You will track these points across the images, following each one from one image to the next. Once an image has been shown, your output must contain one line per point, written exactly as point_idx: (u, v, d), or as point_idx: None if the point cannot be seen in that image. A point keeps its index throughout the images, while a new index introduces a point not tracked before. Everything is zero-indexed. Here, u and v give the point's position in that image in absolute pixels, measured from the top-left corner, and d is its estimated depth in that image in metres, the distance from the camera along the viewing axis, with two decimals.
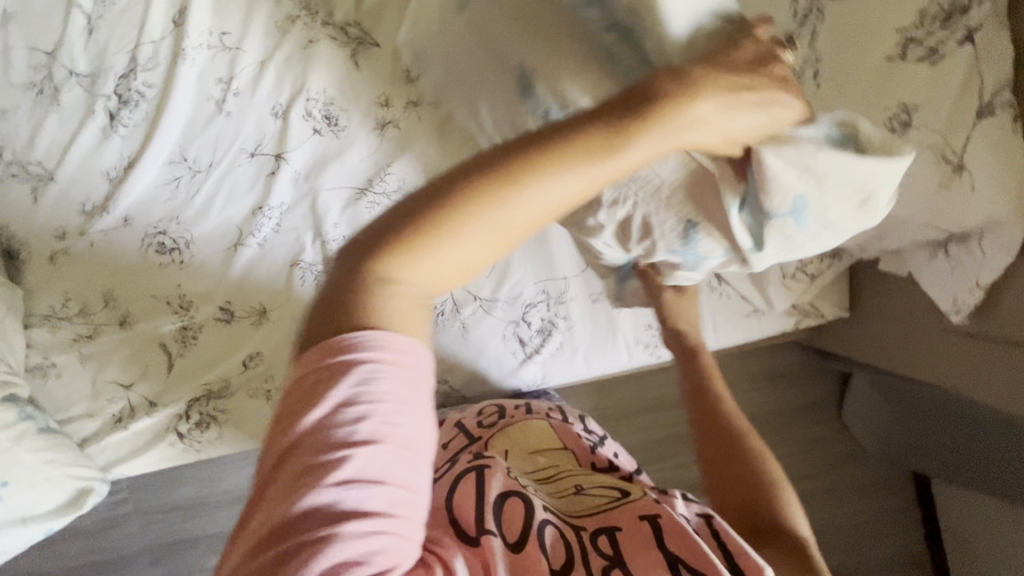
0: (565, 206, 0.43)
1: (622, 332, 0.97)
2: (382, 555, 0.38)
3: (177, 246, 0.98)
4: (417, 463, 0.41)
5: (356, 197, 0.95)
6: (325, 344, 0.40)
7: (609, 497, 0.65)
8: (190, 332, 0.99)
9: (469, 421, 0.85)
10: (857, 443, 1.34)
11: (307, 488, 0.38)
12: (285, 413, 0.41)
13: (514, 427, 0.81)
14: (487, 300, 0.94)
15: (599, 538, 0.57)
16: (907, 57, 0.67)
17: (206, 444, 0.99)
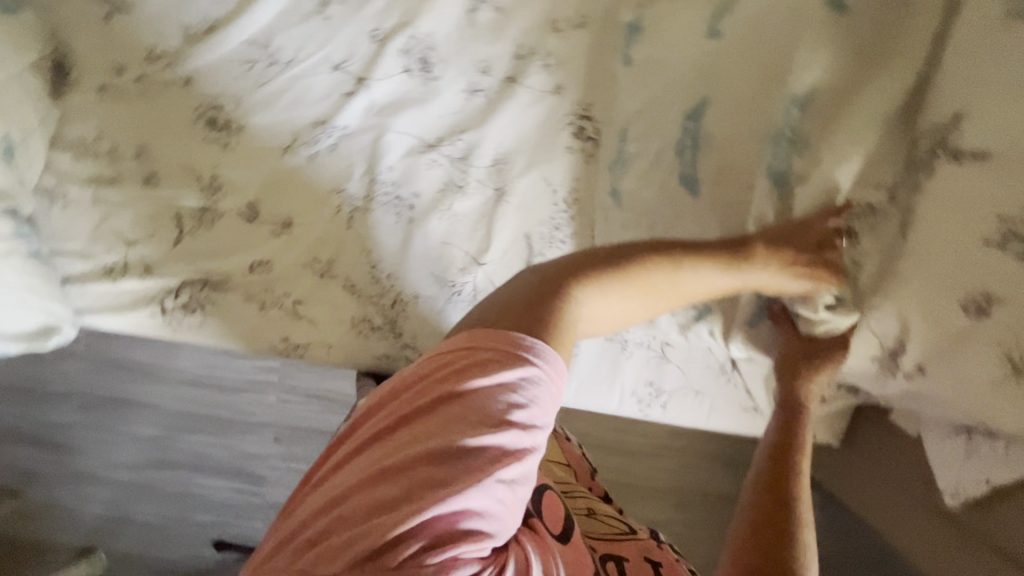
0: (692, 293, 0.68)
1: (622, 377, 0.93)
2: (491, 525, 0.47)
3: (228, 129, 0.94)
4: (527, 468, 0.51)
5: (420, 151, 0.92)
6: (505, 336, 0.54)
7: (617, 528, 0.65)
8: (209, 215, 0.96)
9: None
10: None
11: (460, 434, 0.49)
12: (450, 375, 0.52)
13: None
14: None
15: (607, 564, 0.57)
16: (1004, 248, 0.58)
17: (183, 328, 0.97)
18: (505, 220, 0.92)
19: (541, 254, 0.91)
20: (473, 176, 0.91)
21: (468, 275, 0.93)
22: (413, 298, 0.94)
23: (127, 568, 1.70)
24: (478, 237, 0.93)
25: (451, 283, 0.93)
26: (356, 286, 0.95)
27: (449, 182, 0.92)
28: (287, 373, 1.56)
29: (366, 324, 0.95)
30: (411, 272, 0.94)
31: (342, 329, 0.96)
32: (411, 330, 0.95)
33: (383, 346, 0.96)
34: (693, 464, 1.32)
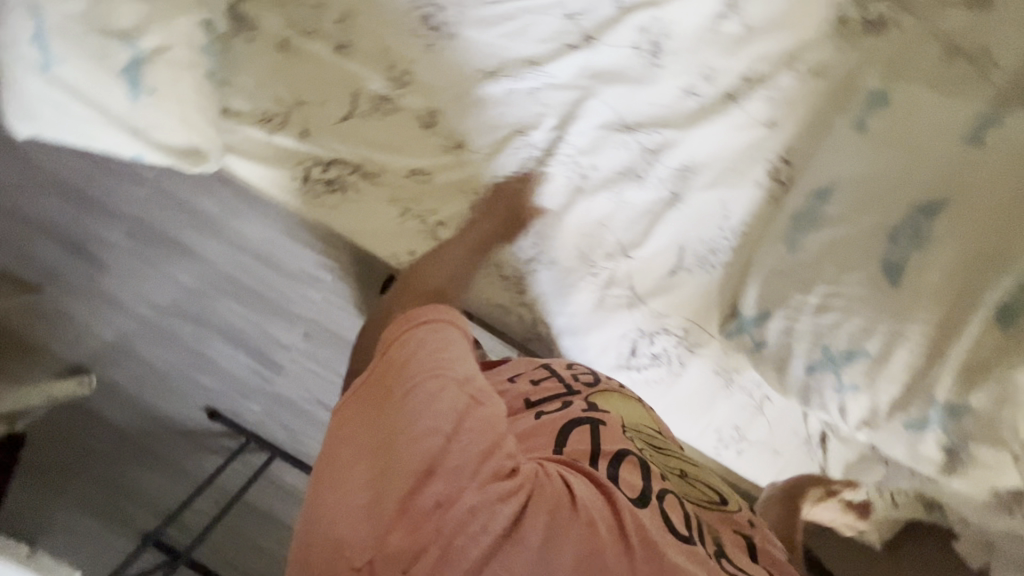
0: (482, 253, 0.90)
1: (712, 413, 0.95)
2: (479, 447, 0.55)
3: (438, 31, 0.92)
4: (485, 396, 0.62)
5: (615, 129, 0.91)
6: (402, 330, 0.68)
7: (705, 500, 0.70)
8: (385, 106, 0.93)
9: (561, 369, 0.85)
10: None
11: (417, 394, 0.59)
12: (386, 368, 0.64)
13: (614, 393, 0.84)
14: (637, 298, 0.94)
15: (704, 527, 0.62)
16: None
17: (319, 207, 0.94)
18: (668, 225, 0.92)
19: (686, 269, 0.93)
20: (656, 172, 0.91)
21: (610, 262, 0.93)
22: (550, 263, 0.94)
23: (112, 401, 1.67)
24: (635, 230, 0.93)
25: (592, 263, 0.93)
26: (502, 231, 0.93)
27: (630, 169, 0.92)
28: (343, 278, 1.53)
29: (497, 270, 0.94)
30: (557, 238, 0.93)
31: (471, 266, 0.94)
32: (536, 292, 0.94)
33: (503, 298, 0.95)
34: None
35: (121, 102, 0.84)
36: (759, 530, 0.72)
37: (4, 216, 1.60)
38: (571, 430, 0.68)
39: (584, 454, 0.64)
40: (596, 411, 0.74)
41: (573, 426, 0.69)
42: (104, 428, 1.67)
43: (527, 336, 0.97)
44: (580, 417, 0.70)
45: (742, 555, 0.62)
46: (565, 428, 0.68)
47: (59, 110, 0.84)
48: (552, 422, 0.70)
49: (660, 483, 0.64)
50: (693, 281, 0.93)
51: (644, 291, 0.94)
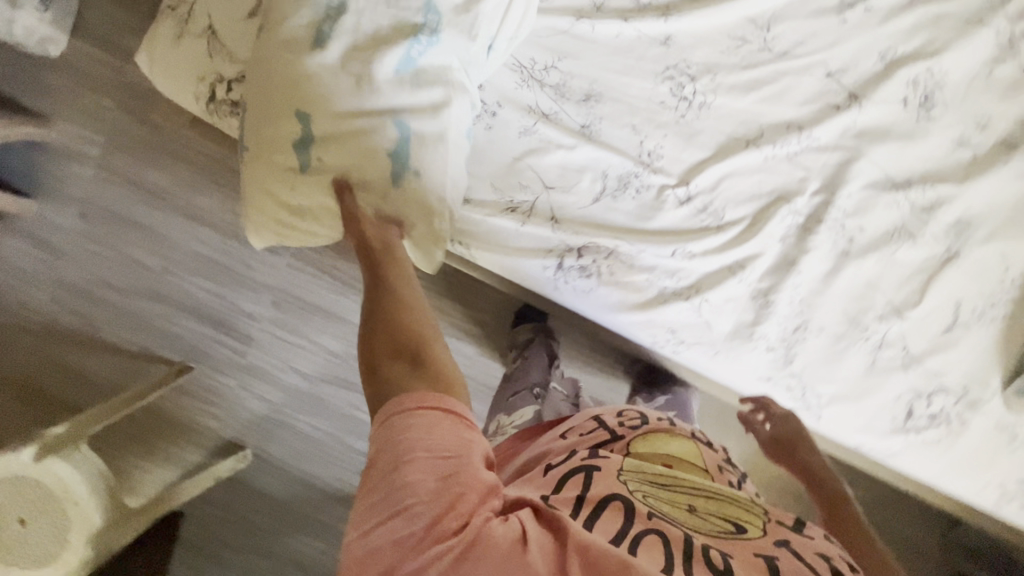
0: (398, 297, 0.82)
1: (994, 470, 0.92)
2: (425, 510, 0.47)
3: (691, 101, 0.88)
4: (445, 446, 0.50)
5: (883, 188, 0.88)
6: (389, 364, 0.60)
7: (723, 525, 0.55)
8: (636, 181, 0.89)
9: (608, 418, 0.76)
10: None
11: (377, 456, 0.51)
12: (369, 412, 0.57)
13: (648, 434, 0.71)
14: (912, 358, 0.91)
15: (708, 550, 0.49)
16: None
17: (571, 290, 0.91)
18: (946, 283, 0.89)
19: (964, 325, 0.90)
20: (929, 229, 0.88)
21: (883, 325, 0.90)
22: (816, 330, 0.91)
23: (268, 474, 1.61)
24: (909, 290, 0.90)
25: (863, 326, 0.90)
26: (769, 302, 0.90)
27: (904, 227, 0.88)
28: (501, 335, 1.47)
29: (762, 341, 0.91)
30: (825, 304, 0.90)
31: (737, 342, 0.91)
32: (803, 361, 0.91)
33: (768, 369, 0.92)
34: (895, 522, 1.38)
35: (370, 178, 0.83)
36: (809, 543, 0.55)
37: (145, 297, 1.50)
38: (562, 479, 0.57)
39: (568, 501, 0.53)
40: (599, 456, 0.62)
41: (567, 472, 0.58)
42: (261, 500, 1.62)
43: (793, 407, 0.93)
44: (574, 463, 0.60)
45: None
46: (555, 480, 0.58)
47: (308, 212, 0.79)
48: (552, 471, 0.60)
49: (649, 518, 0.51)
50: (972, 336, 0.90)
51: (917, 351, 0.91)
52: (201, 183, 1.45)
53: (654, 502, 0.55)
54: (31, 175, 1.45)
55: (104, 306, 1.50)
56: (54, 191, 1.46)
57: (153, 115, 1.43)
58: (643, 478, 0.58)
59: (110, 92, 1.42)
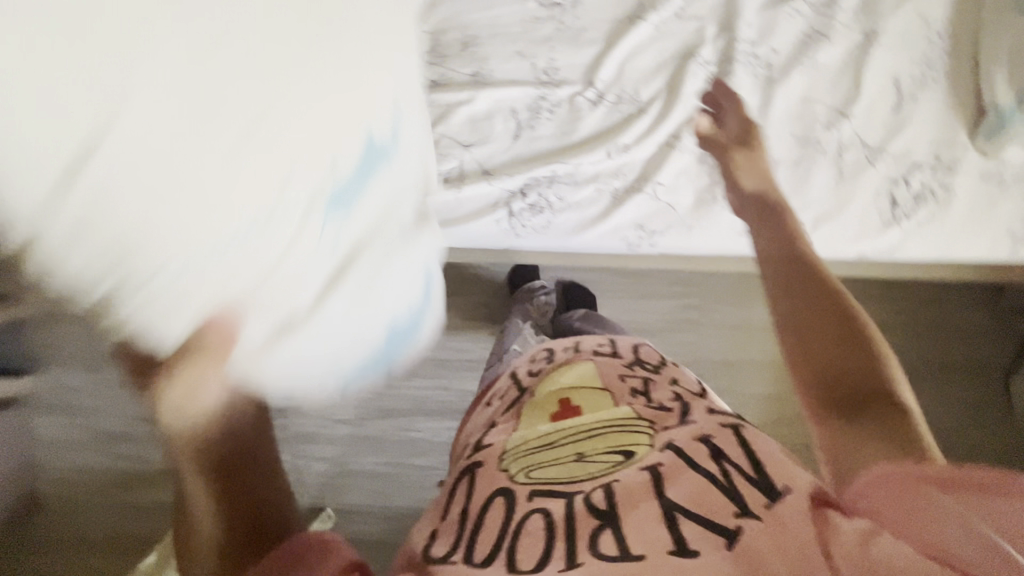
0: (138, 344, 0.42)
1: (998, 219, 0.91)
2: None
3: (564, 6, 0.91)
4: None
5: (774, 5, 0.90)
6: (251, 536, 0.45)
7: (608, 462, 0.51)
8: (547, 103, 0.89)
9: (521, 372, 0.76)
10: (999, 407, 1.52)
11: None
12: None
13: (550, 375, 0.70)
14: (874, 150, 0.90)
15: (592, 494, 0.46)
16: None
17: (530, 232, 0.91)
18: (875, 65, 0.89)
19: (911, 96, 0.89)
20: (838, 23, 0.90)
21: (834, 131, 0.90)
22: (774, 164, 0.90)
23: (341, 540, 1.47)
24: (843, 88, 0.90)
25: (815, 141, 0.90)
26: None
27: (811, 32, 0.89)
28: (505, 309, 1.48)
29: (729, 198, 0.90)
30: (771, 136, 0.90)
31: (704, 209, 0.91)
32: None
33: None
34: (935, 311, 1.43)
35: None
36: (688, 430, 0.50)
37: None
38: (451, 492, 0.57)
39: (453, 524, 0.51)
40: (485, 443, 0.61)
41: (456, 483, 0.57)
42: None
43: None
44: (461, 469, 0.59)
45: (629, 524, 0.43)
46: (447, 497, 0.57)
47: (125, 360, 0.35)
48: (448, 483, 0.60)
49: (531, 501, 0.49)
50: (924, 103, 0.89)
51: (878, 142, 0.90)
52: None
53: (537, 477, 0.52)
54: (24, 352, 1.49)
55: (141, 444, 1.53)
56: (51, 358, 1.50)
57: None
58: (525, 453, 0.56)
59: None
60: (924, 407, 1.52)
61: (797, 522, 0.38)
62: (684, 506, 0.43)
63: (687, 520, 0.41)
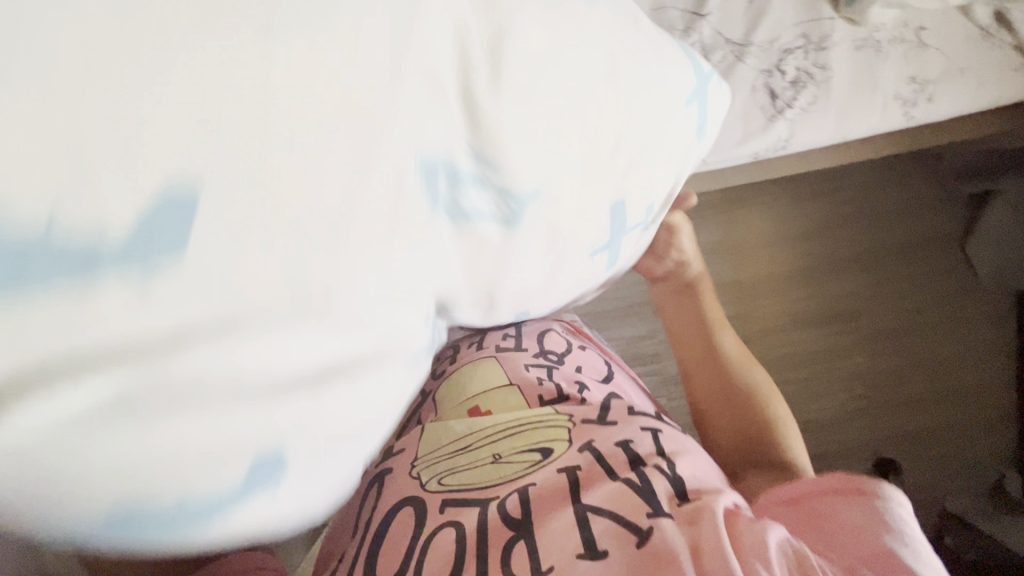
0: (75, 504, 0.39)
1: (881, 84, 0.87)
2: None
3: None
4: None
5: None
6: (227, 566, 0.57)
7: (527, 462, 0.57)
8: None
9: (428, 381, 0.77)
10: (914, 273, 1.60)
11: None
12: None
13: (455, 376, 0.72)
14: (740, 45, 0.86)
15: (508, 500, 0.53)
16: None
17: None
18: None
19: None
20: None
21: (695, 33, 0.85)
22: None
23: None
24: None
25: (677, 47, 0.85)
26: None
27: None
28: None
29: None
30: None
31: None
32: None
33: None
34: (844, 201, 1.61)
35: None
36: (608, 431, 0.59)
37: None
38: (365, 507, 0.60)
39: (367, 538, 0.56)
40: (394, 452, 0.64)
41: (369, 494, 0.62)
42: None
43: None
44: (372, 476, 0.63)
45: (542, 531, 0.50)
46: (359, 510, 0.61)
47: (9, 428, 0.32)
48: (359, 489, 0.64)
49: (442, 513, 0.54)
50: None
51: (741, 36, 0.86)
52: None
53: (449, 483, 0.57)
54: None
55: None
56: None
57: None
58: (440, 457, 0.60)
59: None
60: (861, 290, 1.59)
61: (712, 527, 0.47)
62: (598, 506, 0.51)
63: (598, 522, 0.50)
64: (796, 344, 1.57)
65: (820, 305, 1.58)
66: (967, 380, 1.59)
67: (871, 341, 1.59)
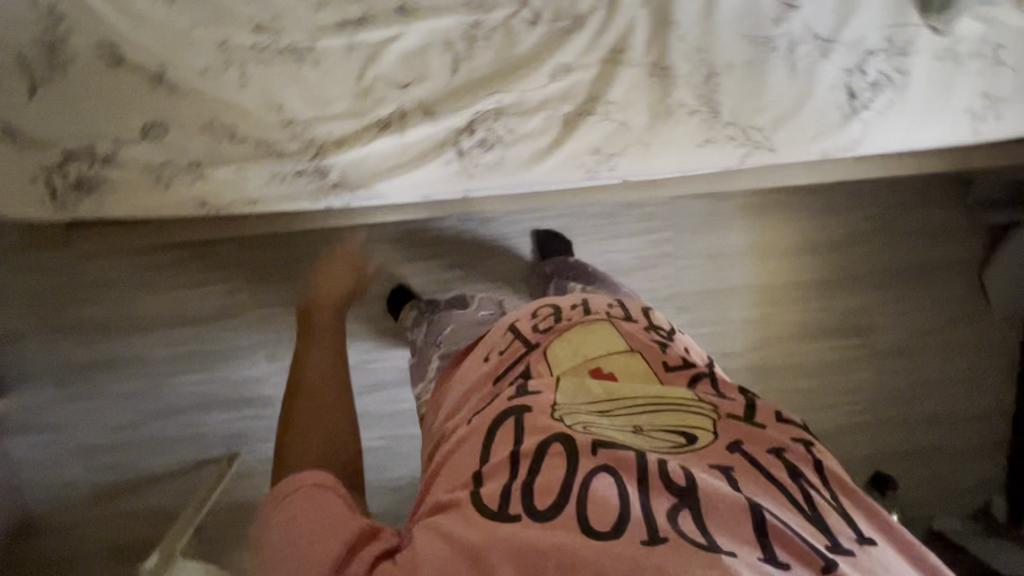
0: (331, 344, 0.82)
1: (956, 95, 0.89)
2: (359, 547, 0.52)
3: None
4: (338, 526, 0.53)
5: None
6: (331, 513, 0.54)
7: (669, 439, 0.57)
8: (479, 32, 0.86)
9: (522, 324, 0.78)
10: (937, 302, 1.61)
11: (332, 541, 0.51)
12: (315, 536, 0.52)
13: (573, 331, 0.74)
14: (826, 41, 0.86)
15: (671, 464, 0.52)
16: None
17: (484, 170, 0.88)
18: None
19: None
20: None
21: (783, 26, 0.86)
22: (724, 68, 0.87)
23: None
24: None
25: (765, 39, 0.87)
26: (666, 70, 0.87)
27: None
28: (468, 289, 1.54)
29: (684, 110, 0.88)
30: (716, 42, 0.87)
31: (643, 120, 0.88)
32: (730, 105, 0.88)
33: (704, 131, 0.89)
34: (882, 220, 1.57)
35: (108, 133, 0.83)
36: (764, 435, 0.58)
37: (158, 419, 1.58)
38: (495, 432, 0.59)
39: (503, 463, 0.55)
40: (527, 393, 0.64)
41: (499, 422, 0.60)
42: None
43: (745, 153, 0.91)
44: (503, 411, 0.61)
45: (710, 516, 0.48)
46: (488, 431, 0.59)
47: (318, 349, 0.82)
48: (482, 416, 0.63)
49: (596, 454, 0.53)
50: None
51: (829, 32, 0.86)
52: (141, 278, 1.52)
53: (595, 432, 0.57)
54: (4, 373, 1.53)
55: (130, 446, 1.58)
56: (26, 375, 1.54)
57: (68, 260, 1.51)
58: (581, 415, 0.60)
59: (17, 266, 1.49)
60: (882, 310, 1.61)
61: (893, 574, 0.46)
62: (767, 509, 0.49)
63: (774, 528, 0.47)
64: (807, 355, 1.61)
65: (836, 323, 1.61)
66: (970, 409, 1.63)
67: (884, 357, 1.62)
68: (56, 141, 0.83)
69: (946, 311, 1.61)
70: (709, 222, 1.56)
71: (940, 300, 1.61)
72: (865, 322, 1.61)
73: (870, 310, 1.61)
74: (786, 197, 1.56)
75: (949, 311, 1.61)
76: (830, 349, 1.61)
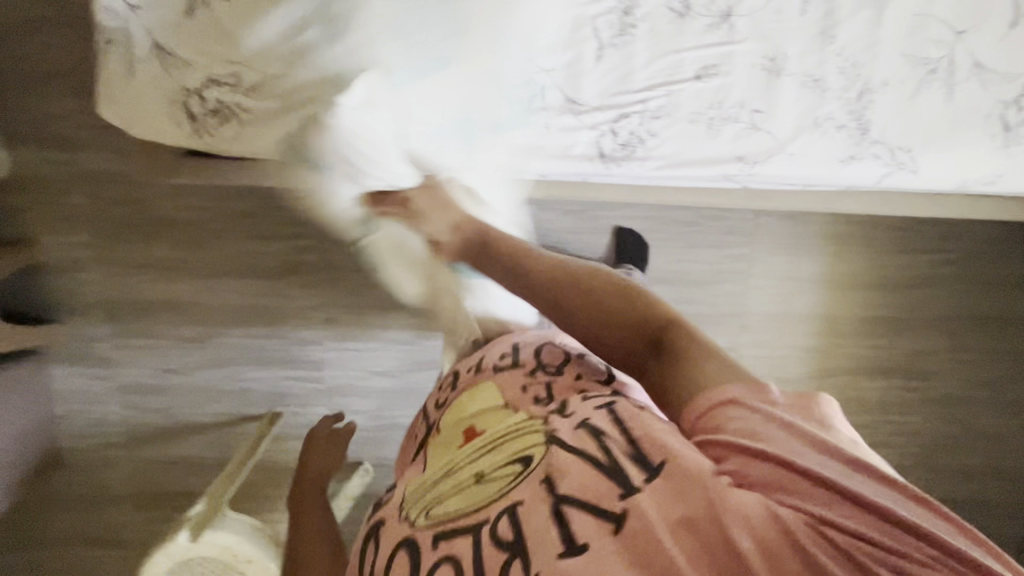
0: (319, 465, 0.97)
1: None
2: None
3: None
4: None
5: None
6: None
7: (508, 470, 0.57)
8: (631, 19, 0.86)
9: (430, 409, 0.81)
10: (1002, 355, 1.60)
11: None
12: None
13: (456, 398, 0.75)
14: (985, 70, 0.85)
15: (498, 520, 0.53)
16: None
17: (629, 157, 0.89)
18: None
19: None
20: None
21: (945, 49, 0.85)
22: (880, 86, 0.86)
23: (391, 477, 1.60)
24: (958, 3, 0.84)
25: (925, 60, 0.86)
26: (820, 80, 0.87)
27: None
28: None
29: (832, 123, 0.88)
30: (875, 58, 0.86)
31: (784, 128, 0.88)
32: (880, 122, 0.88)
33: (850, 145, 0.89)
34: (961, 266, 1.55)
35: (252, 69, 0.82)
36: (573, 415, 0.58)
37: (204, 368, 1.55)
38: (364, 556, 0.62)
39: None
40: (388, 501, 0.66)
41: (367, 541, 0.63)
42: None
43: (886, 173, 0.90)
44: (369, 533, 0.63)
45: (533, 544, 0.50)
46: (360, 556, 0.63)
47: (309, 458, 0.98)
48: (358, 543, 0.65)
49: (434, 548, 0.55)
50: None
51: (988, 60, 0.85)
52: (212, 225, 1.49)
53: (438, 516, 0.58)
54: (57, 303, 1.51)
55: (170, 392, 1.56)
56: (78, 308, 1.51)
57: (139, 194, 1.47)
58: (424, 498, 0.61)
59: (83, 195, 1.46)
60: (946, 355, 1.59)
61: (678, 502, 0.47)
62: (572, 499, 0.50)
63: (578, 521, 0.49)
64: (866, 391, 1.60)
65: (898, 363, 1.59)
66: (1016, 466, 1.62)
67: (939, 405, 1.61)
68: (200, 66, 0.81)
69: (1009, 365, 1.60)
70: (787, 244, 1.54)
71: (1005, 354, 1.60)
72: (928, 367, 1.59)
73: (936, 355, 1.59)
74: (869, 230, 1.54)
75: (1012, 366, 1.60)
76: (889, 388, 1.60)
